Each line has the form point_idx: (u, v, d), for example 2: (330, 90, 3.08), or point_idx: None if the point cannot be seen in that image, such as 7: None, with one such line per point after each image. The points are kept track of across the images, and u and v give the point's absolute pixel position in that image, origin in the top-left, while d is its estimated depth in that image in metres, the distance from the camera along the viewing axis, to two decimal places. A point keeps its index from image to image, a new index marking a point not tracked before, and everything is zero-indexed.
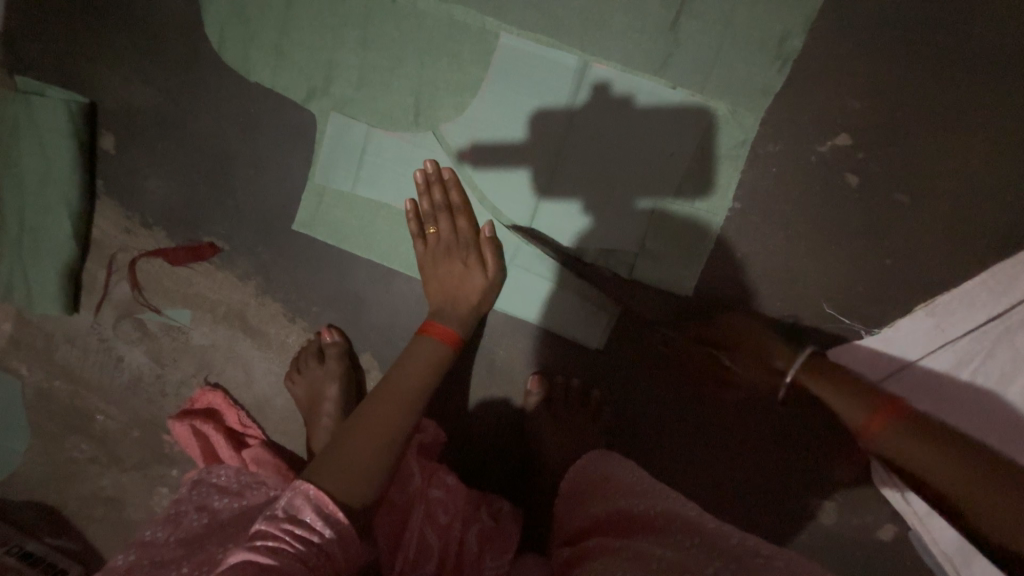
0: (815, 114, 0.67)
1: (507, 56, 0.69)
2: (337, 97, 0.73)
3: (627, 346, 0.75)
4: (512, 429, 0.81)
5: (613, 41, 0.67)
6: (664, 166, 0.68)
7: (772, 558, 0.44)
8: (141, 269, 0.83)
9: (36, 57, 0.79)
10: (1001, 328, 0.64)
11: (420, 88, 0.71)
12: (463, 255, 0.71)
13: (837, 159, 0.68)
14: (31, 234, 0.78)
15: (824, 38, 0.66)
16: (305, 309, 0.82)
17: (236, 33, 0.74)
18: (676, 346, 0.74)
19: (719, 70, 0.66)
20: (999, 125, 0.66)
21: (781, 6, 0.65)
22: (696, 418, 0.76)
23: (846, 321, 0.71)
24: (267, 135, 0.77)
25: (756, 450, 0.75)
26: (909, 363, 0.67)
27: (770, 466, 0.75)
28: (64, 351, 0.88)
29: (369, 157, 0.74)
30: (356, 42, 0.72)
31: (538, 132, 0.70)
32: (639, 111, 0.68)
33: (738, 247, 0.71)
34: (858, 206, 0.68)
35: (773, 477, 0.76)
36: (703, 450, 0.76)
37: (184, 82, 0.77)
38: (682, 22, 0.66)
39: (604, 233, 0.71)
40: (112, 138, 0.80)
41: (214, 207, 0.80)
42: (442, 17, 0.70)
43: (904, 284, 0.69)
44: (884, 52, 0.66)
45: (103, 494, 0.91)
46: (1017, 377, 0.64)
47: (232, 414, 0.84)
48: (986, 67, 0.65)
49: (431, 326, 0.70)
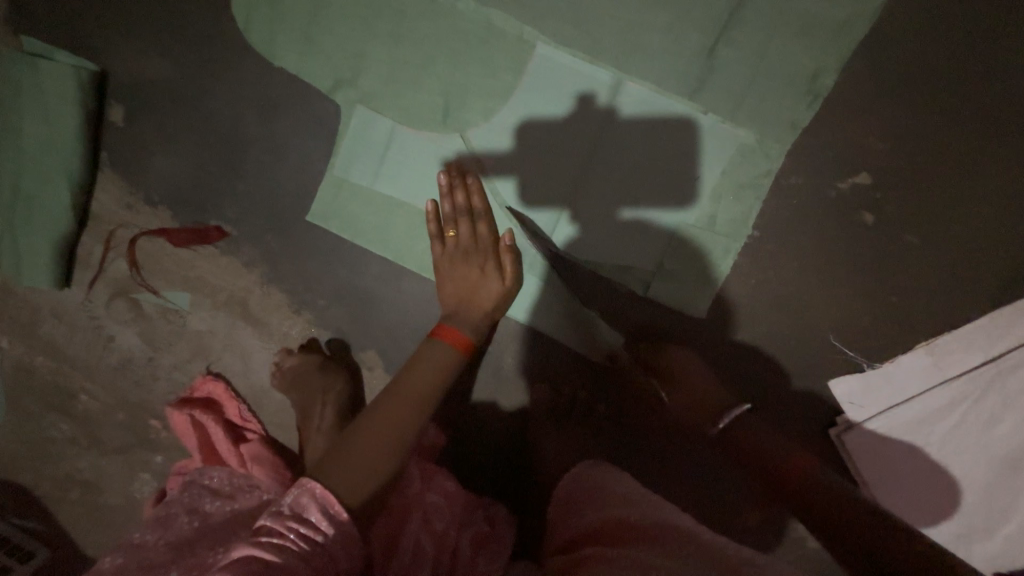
0: (837, 151, 0.69)
1: (541, 66, 0.68)
2: (364, 89, 0.71)
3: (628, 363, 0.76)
4: (513, 437, 0.81)
5: (649, 62, 0.67)
6: (688, 189, 0.69)
7: (766, 566, 0.44)
8: (141, 248, 0.80)
9: (45, 19, 0.75)
10: (995, 370, 0.67)
11: (449, 89, 0.70)
12: (480, 260, 0.70)
13: (855, 197, 0.70)
14: (26, 202, 0.75)
15: (852, 78, 0.68)
16: (311, 303, 0.80)
17: (263, 15, 0.71)
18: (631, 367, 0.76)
19: (749, 100, 0.67)
20: (1010, 179, 0.69)
21: (816, 42, 0.66)
22: (672, 435, 0.78)
23: (849, 353, 0.73)
24: (286, 122, 0.75)
25: (711, 468, 0.78)
26: (907, 398, 0.70)
27: (724, 484, 0.78)
28: (50, 326, 0.84)
29: (392, 154, 0.73)
30: (387, 37, 0.70)
31: (560, 144, 0.70)
32: (668, 132, 0.68)
33: (750, 273, 0.72)
34: (869, 242, 0.71)
35: (721, 492, 0.78)
36: (684, 465, 0.78)
37: (204, 60, 0.75)
38: (718, 50, 0.67)
39: (624, 250, 0.71)
40: (119, 109, 0.77)
41: (224, 190, 0.78)
42: (478, 19, 0.69)
43: (907, 322, 0.72)
44: (908, 98, 0.68)
45: (79, 477, 0.87)
46: (1005, 419, 0.67)
47: (231, 406, 0.82)
48: (1000, 120, 0.68)
49: (443, 331, 0.68)
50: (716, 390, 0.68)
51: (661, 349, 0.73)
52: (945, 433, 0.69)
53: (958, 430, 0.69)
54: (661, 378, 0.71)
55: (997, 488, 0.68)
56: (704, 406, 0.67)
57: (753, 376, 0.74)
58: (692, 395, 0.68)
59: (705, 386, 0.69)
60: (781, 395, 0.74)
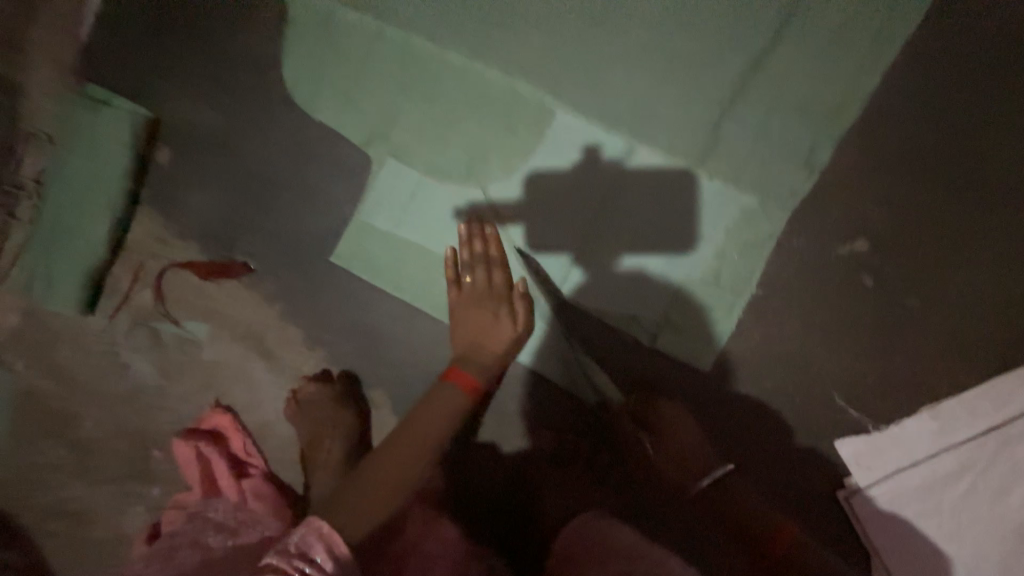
0: (836, 218, 0.73)
1: (560, 130, 0.74)
2: (395, 144, 0.77)
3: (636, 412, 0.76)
4: (516, 485, 0.79)
5: (660, 130, 0.73)
6: (696, 248, 0.73)
7: None
8: (167, 279, 0.84)
9: (108, 68, 0.82)
10: (1001, 439, 0.69)
11: (473, 147, 0.76)
12: (494, 306, 0.73)
13: (855, 262, 0.73)
14: (66, 232, 0.79)
15: (849, 154, 0.73)
16: (326, 339, 0.82)
17: (309, 76, 0.78)
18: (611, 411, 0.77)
19: (752, 169, 0.72)
20: (1003, 253, 0.72)
21: (814, 121, 0.72)
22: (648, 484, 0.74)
23: (855, 414, 0.74)
24: (320, 170, 0.80)
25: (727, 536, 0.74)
26: (914, 461, 0.71)
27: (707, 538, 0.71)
28: (65, 352, 0.85)
29: (416, 203, 0.77)
30: (420, 99, 0.76)
31: (574, 200, 0.74)
32: (677, 193, 0.73)
33: (756, 330, 0.75)
34: (870, 305, 0.73)
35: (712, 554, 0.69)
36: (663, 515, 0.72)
37: (248, 111, 0.81)
38: (724, 122, 0.72)
39: (633, 302, 0.74)
40: (165, 150, 0.83)
41: (253, 229, 0.82)
42: (504, 87, 0.74)
43: (911, 385, 0.73)
44: (902, 173, 0.73)
45: (70, 507, 0.86)
46: (1014, 489, 0.67)
47: (236, 440, 0.83)
48: (988, 198, 0.72)
49: (455, 374, 0.69)
50: (702, 453, 0.73)
51: (653, 400, 0.76)
52: (956, 501, 0.69)
53: (967, 499, 0.69)
54: (653, 433, 0.74)
55: (1013, 563, 0.67)
56: (688, 459, 0.72)
57: (758, 432, 0.75)
58: (679, 453, 0.73)
59: (693, 445, 0.73)
60: (781, 453, 0.75)
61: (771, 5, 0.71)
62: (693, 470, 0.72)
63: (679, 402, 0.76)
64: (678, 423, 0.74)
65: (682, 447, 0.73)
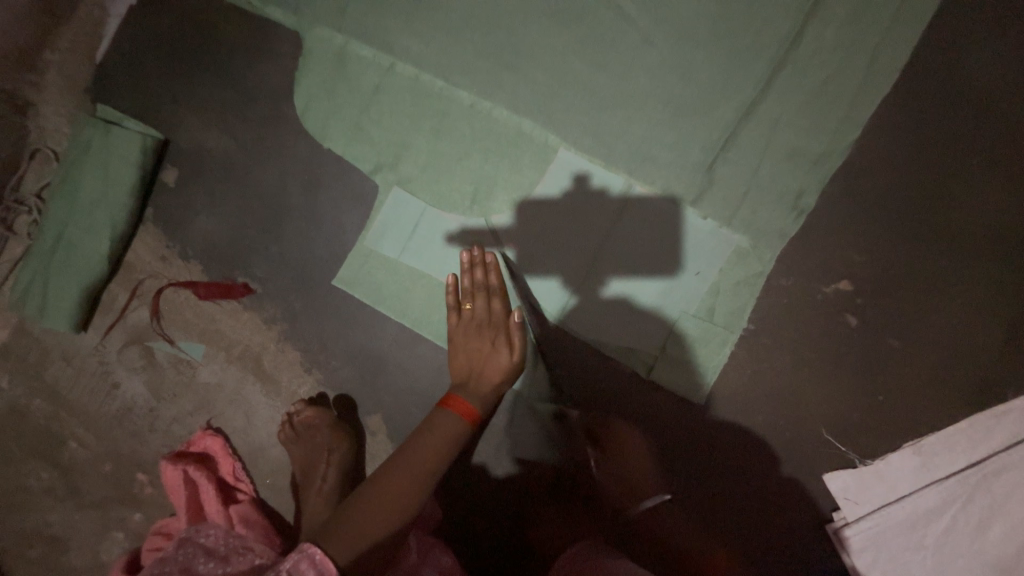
0: (822, 259, 0.77)
1: (563, 167, 0.77)
2: (402, 173, 0.80)
3: (609, 437, 0.77)
4: (510, 512, 0.80)
5: (657, 171, 0.76)
6: (692, 283, 0.76)
7: None
8: (165, 298, 0.84)
9: (122, 92, 0.84)
10: (979, 474, 0.71)
11: (479, 180, 0.79)
12: (493, 335, 0.74)
13: (840, 301, 0.77)
14: (67, 249, 0.79)
15: (832, 200, 0.77)
16: (324, 363, 0.82)
17: (321, 106, 0.81)
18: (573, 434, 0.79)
19: (744, 210, 0.76)
20: (979, 297, 0.76)
21: (802, 168, 0.76)
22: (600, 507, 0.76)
23: (842, 449, 0.76)
24: (327, 197, 0.82)
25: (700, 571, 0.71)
26: (899, 496, 0.73)
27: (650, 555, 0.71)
28: (56, 370, 0.84)
29: (421, 231, 0.79)
30: (429, 132, 0.79)
31: (574, 233, 0.77)
32: (673, 229, 0.76)
33: (747, 365, 0.77)
34: (854, 343, 0.77)
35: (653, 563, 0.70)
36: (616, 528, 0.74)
37: (258, 137, 0.83)
38: (717, 166, 0.76)
39: (629, 334, 0.77)
40: (173, 172, 0.84)
41: (257, 251, 0.83)
42: (511, 125, 0.78)
43: (895, 422, 0.76)
44: (884, 218, 0.77)
45: (47, 531, 0.83)
46: (993, 524, 0.70)
47: (227, 464, 0.81)
48: (966, 244, 0.76)
49: (453, 402, 0.70)
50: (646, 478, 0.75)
51: (610, 423, 0.78)
52: (939, 535, 0.71)
53: (949, 533, 0.71)
54: (602, 451, 0.77)
55: None
56: (632, 476, 0.75)
57: (746, 462, 0.77)
58: (625, 476, 0.75)
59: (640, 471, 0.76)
60: (769, 484, 0.77)
61: (762, 57, 0.75)
62: (638, 492, 0.74)
63: (638, 428, 0.78)
64: (628, 445, 0.77)
65: (628, 466, 0.76)
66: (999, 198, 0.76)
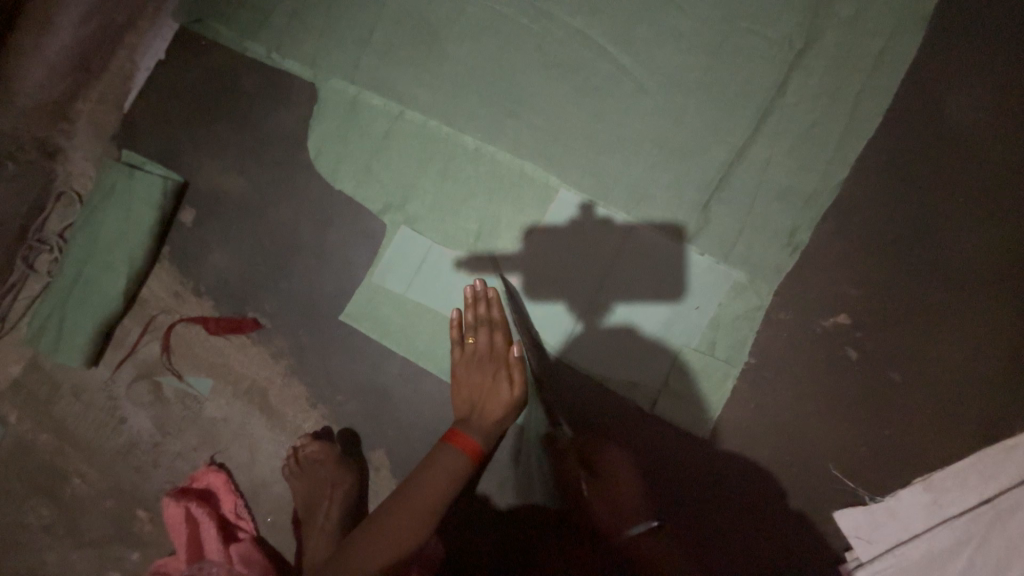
0: (819, 294, 0.78)
1: (563, 206, 0.80)
2: (409, 213, 0.83)
3: (599, 464, 0.77)
4: (514, 551, 0.78)
5: (653, 210, 0.79)
6: (692, 317, 0.77)
7: None
8: (176, 333, 0.86)
9: (148, 138, 0.89)
10: (994, 512, 0.69)
11: (483, 218, 0.82)
12: (494, 368, 0.76)
13: (839, 335, 0.78)
14: (84, 286, 0.82)
15: (825, 236, 0.79)
16: (329, 397, 0.83)
17: (333, 150, 0.85)
18: (563, 463, 0.78)
19: (739, 246, 0.78)
20: (976, 330, 0.77)
21: (794, 205, 0.78)
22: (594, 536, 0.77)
23: (851, 485, 0.75)
24: (336, 235, 0.85)
25: None
26: (913, 535, 0.72)
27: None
28: (64, 405, 0.85)
29: (427, 268, 0.82)
30: (435, 174, 0.83)
31: (576, 268, 0.79)
32: (672, 265, 0.78)
33: (750, 399, 0.77)
34: (855, 377, 0.77)
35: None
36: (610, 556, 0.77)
37: (273, 179, 0.87)
38: (713, 205, 0.79)
39: (632, 368, 0.77)
40: (190, 211, 0.88)
41: (267, 288, 0.85)
42: (513, 167, 0.82)
43: (901, 457, 0.75)
44: (877, 253, 0.79)
45: (43, 571, 0.82)
46: (1014, 566, 0.67)
47: (230, 501, 0.81)
48: (960, 278, 0.78)
49: (454, 436, 0.70)
50: (637, 502, 0.77)
51: (600, 449, 0.78)
52: None
53: None
54: (592, 479, 0.76)
55: None
56: (620, 501, 0.77)
57: (754, 500, 0.76)
58: (617, 501, 0.77)
59: (629, 495, 0.77)
60: (776, 523, 0.76)
61: (752, 103, 0.80)
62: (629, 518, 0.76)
63: (625, 452, 0.78)
64: (616, 470, 0.77)
65: (615, 491, 0.77)
66: (989, 234, 0.78)
